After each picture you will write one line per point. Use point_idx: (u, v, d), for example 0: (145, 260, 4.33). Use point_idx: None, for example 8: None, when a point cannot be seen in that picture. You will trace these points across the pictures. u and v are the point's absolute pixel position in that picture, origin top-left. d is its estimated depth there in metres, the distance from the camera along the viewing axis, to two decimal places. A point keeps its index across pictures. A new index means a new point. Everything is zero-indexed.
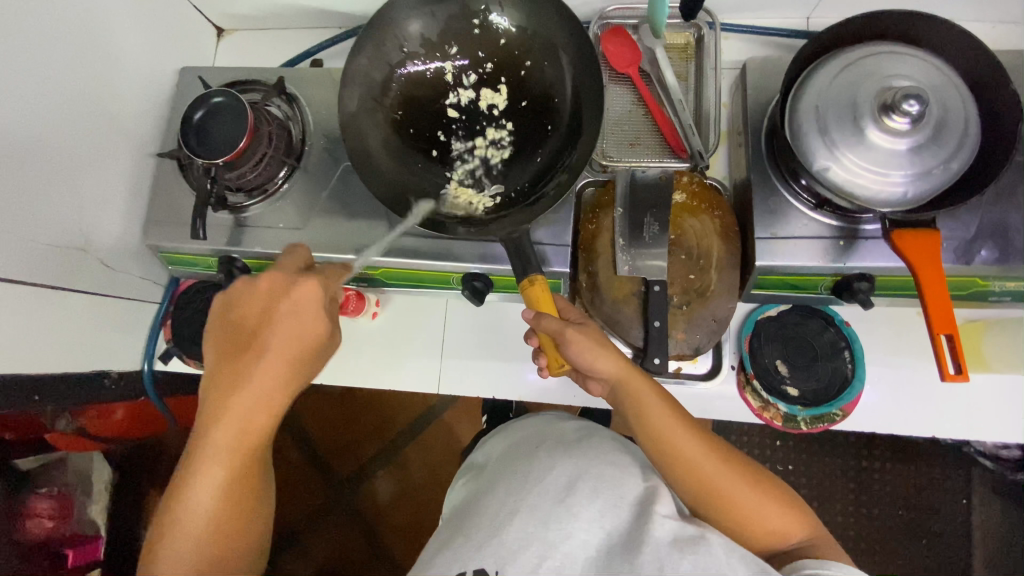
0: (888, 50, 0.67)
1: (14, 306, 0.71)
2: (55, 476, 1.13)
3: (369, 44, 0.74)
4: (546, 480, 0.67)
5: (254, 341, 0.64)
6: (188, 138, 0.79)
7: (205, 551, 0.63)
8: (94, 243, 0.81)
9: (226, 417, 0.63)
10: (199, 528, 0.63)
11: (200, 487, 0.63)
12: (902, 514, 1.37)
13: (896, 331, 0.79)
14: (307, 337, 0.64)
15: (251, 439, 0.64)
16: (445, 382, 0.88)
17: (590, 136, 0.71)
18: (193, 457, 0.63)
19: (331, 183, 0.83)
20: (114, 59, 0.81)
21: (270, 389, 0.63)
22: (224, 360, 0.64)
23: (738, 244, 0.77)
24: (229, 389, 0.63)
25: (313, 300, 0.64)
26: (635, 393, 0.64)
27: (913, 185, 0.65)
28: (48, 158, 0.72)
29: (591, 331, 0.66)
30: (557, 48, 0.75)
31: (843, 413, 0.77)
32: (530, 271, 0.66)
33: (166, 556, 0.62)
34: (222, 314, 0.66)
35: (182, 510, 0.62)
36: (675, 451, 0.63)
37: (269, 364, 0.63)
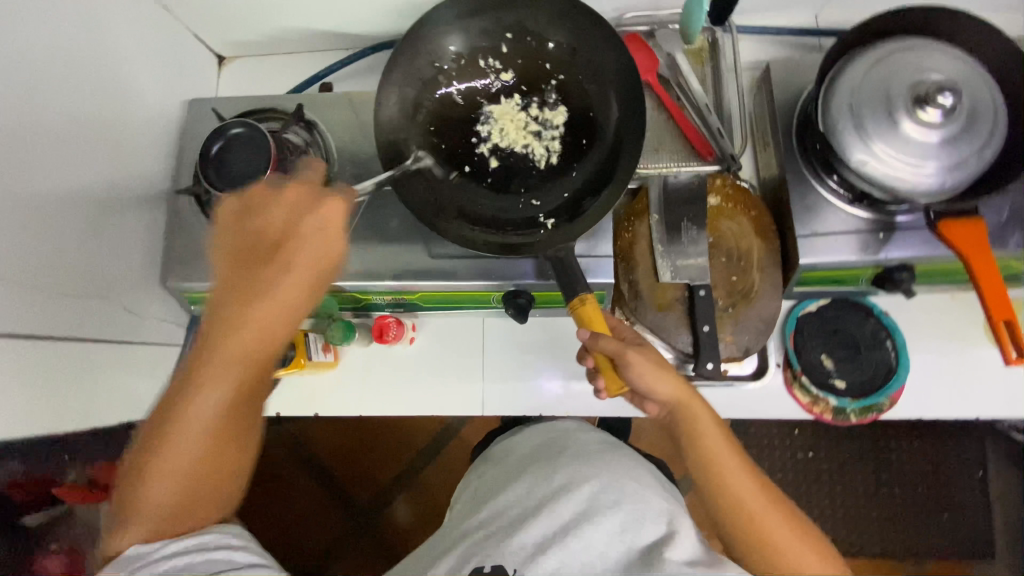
0: (918, 46, 0.69)
1: (37, 361, 0.67)
2: (62, 531, 0.96)
3: (404, 58, 0.74)
4: (571, 487, 0.69)
5: (279, 249, 0.59)
6: (207, 172, 0.76)
7: (182, 494, 0.60)
8: (113, 290, 0.77)
9: (229, 341, 0.58)
10: (178, 465, 0.59)
11: (205, 411, 0.58)
12: (922, 491, 1.40)
13: (932, 318, 0.80)
14: (322, 256, 0.60)
15: (244, 372, 0.59)
16: (489, 403, 0.87)
17: (632, 150, 0.71)
18: (196, 376, 0.58)
19: (360, 210, 0.80)
20: (122, 96, 0.78)
21: (282, 305, 0.59)
22: (229, 279, 0.59)
23: (777, 243, 0.78)
24: (244, 306, 0.58)
25: (340, 214, 0.60)
26: (691, 419, 0.64)
27: (949, 175, 0.66)
28: (62, 203, 0.69)
29: (650, 352, 0.64)
30: (595, 64, 0.75)
31: (891, 402, 0.78)
32: (579, 289, 0.64)
33: (155, 482, 0.58)
34: (241, 220, 0.61)
35: (170, 448, 0.58)
36: (724, 481, 0.63)
37: (289, 285, 0.59)
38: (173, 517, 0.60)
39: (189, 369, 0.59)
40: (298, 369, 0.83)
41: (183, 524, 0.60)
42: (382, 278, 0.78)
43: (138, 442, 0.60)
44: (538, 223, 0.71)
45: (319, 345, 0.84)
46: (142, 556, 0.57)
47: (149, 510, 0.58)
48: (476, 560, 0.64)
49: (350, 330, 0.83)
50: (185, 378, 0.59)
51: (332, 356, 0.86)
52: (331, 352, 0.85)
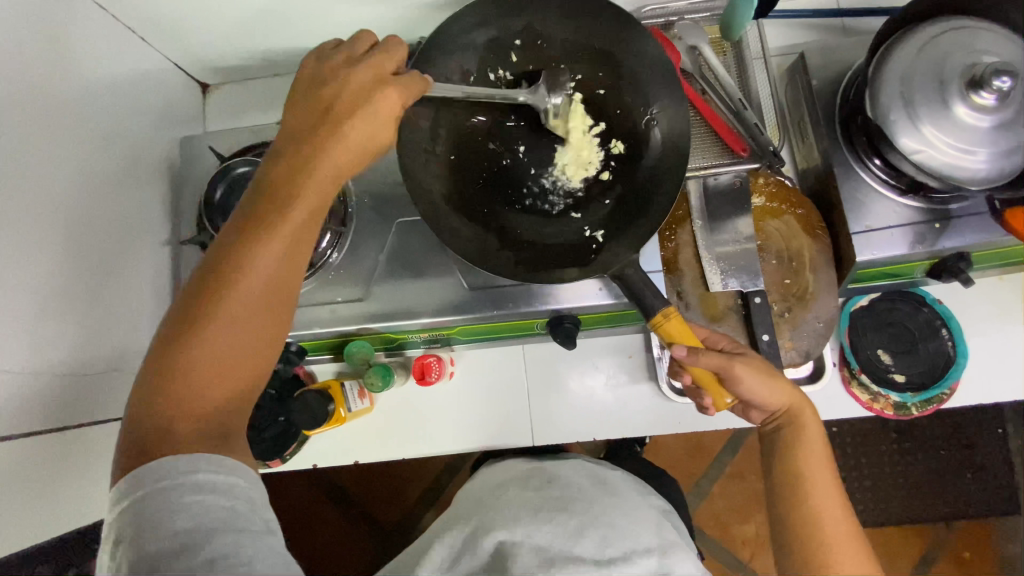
0: (963, 26, 0.65)
1: (55, 455, 0.60)
2: None
3: (422, 73, 0.68)
4: (561, 520, 0.65)
5: (330, 119, 0.52)
6: (216, 222, 0.71)
7: (222, 380, 0.46)
8: (127, 358, 0.70)
9: (267, 223, 0.48)
10: (239, 344, 0.47)
11: (254, 269, 0.47)
12: (946, 453, 1.42)
13: (987, 300, 0.78)
14: (371, 146, 0.53)
15: (288, 228, 0.49)
16: (538, 431, 0.83)
17: (676, 158, 0.66)
18: (238, 238, 0.48)
19: (387, 244, 0.75)
20: (109, 142, 0.70)
21: (336, 179, 0.52)
22: (292, 143, 0.52)
23: (826, 239, 0.75)
24: (289, 180, 0.50)
25: (395, 107, 0.53)
26: (800, 428, 0.62)
27: (1009, 159, 0.63)
28: (59, 274, 0.61)
29: (756, 361, 0.61)
30: (621, 63, 0.69)
31: (950, 392, 0.76)
32: (658, 305, 0.61)
33: (174, 383, 0.45)
34: (310, 87, 0.54)
35: (222, 319, 0.46)
36: (804, 498, 0.59)
37: (344, 153, 0.52)
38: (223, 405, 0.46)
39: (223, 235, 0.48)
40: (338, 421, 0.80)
41: (196, 417, 0.45)
42: (419, 316, 0.72)
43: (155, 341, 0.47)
44: (584, 247, 0.68)
45: (355, 391, 0.81)
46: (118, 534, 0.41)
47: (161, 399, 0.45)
48: None
49: (389, 373, 0.78)
50: (243, 235, 0.48)
51: (368, 401, 0.81)
52: (368, 398, 0.82)
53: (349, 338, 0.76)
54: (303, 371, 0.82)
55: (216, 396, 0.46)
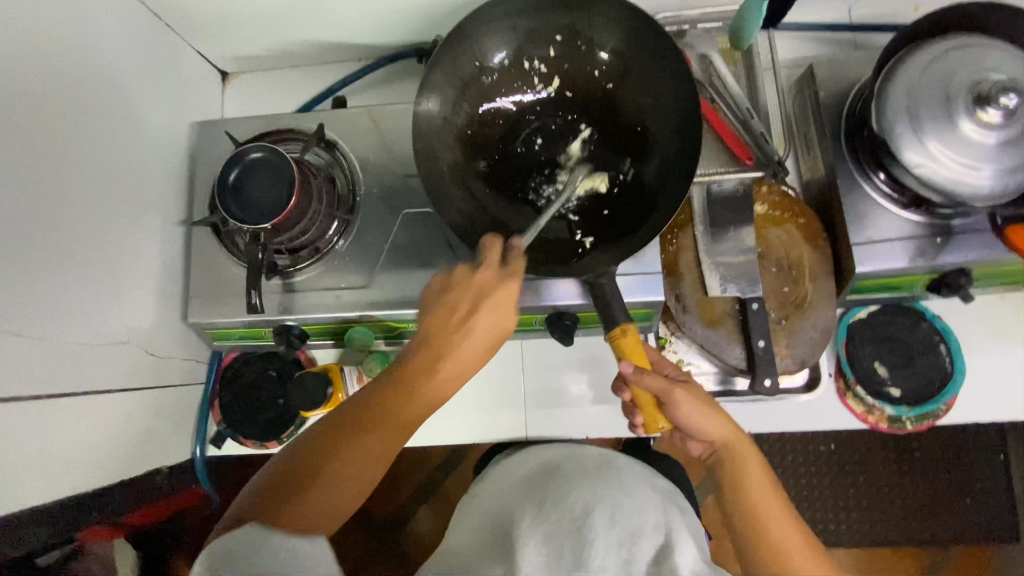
0: (972, 42, 0.66)
1: (58, 420, 0.61)
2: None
3: (445, 56, 0.68)
4: (569, 507, 0.68)
5: (465, 322, 0.57)
6: (227, 202, 0.72)
7: (321, 522, 0.54)
8: (133, 332, 0.72)
9: (407, 396, 0.57)
10: (353, 490, 0.55)
11: (371, 434, 0.56)
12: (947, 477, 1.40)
13: (986, 318, 0.78)
14: (497, 332, 0.58)
15: (411, 413, 0.57)
16: (532, 427, 0.83)
17: (680, 174, 0.65)
18: (364, 417, 0.57)
19: (392, 232, 0.76)
20: (126, 121, 0.72)
21: (465, 362, 0.57)
22: (430, 328, 0.58)
23: (828, 250, 0.75)
24: (426, 367, 0.57)
25: (516, 296, 0.58)
26: (739, 462, 0.61)
27: (1014, 177, 0.63)
28: (69, 246, 0.63)
29: (696, 390, 0.61)
30: (640, 66, 0.69)
31: (946, 408, 0.76)
32: (619, 318, 0.60)
33: (302, 502, 0.53)
34: (441, 291, 0.60)
35: (343, 467, 0.55)
36: (770, 543, 0.56)
37: (469, 349, 0.57)
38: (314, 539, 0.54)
39: (369, 395, 0.58)
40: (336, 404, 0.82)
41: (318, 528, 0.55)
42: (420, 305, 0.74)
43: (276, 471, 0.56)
44: (571, 250, 0.67)
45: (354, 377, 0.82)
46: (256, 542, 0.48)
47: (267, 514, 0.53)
48: None
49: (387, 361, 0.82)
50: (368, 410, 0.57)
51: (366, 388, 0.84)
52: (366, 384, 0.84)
53: (351, 325, 0.78)
54: (304, 355, 0.86)
55: (321, 521, 0.54)
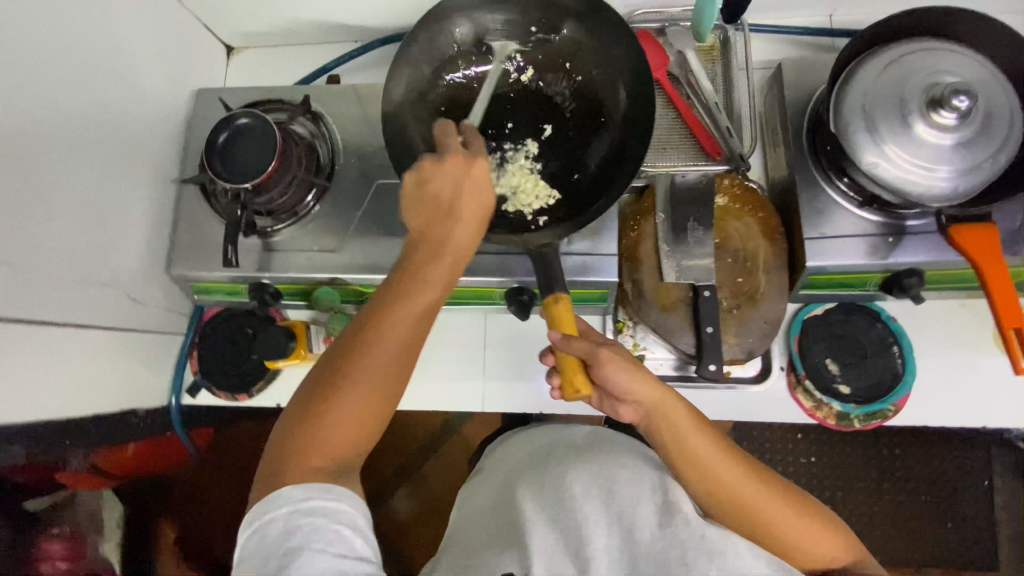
0: (932, 46, 0.67)
1: (37, 348, 0.67)
2: (65, 516, 1.00)
3: (422, 34, 0.71)
4: (566, 487, 0.68)
5: (445, 212, 0.60)
6: (213, 163, 0.76)
7: (357, 439, 0.58)
8: (117, 277, 0.77)
9: (402, 295, 0.59)
10: (364, 396, 0.57)
11: (381, 340, 0.58)
12: (926, 498, 1.37)
13: (939, 323, 0.80)
14: (480, 211, 0.60)
15: (419, 308, 0.59)
16: (488, 399, 0.86)
17: (633, 158, 0.69)
18: (364, 325, 0.59)
19: (364, 202, 0.81)
20: (129, 83, 0.78)
21: (457, 253, 0.60)
22: (426, 230, 0.61)
23: (784, 244, 0.77)
24: (409, 276, 0.60)
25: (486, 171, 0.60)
26: (672, 419, 0.64)
27: (963, 180, 0.65)
28: (65, 191, 0.69)
29: (621, 352, 0.65)
30: (607, 56, 0.72)
31: (895, 409, 0.77)
32: (556, 288, 0.65)
33: (323, 420, 0.57)
34: (412, 190, 0.61)
35: (352, 379, 0.57)
36: (736, 499, 0.63)
37: (465, 232, 0.60)
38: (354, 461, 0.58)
39: (368, 308, 0.60)
40: (299, 360, 0.83)
41: (348, 444, 0.58)
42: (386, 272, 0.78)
43: (292, 406, 0.60)
44: (517, 221, 0.70)
45: (320, 339, 0.87)
46: (295, 501, 0.53)
47: (294, 458, 0.56)
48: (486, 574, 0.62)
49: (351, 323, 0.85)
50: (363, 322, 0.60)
51: None
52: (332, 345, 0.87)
53: (320, 286, 0.82)
54: (280, 315, 0.89)
55: (345, 439, 0.57)
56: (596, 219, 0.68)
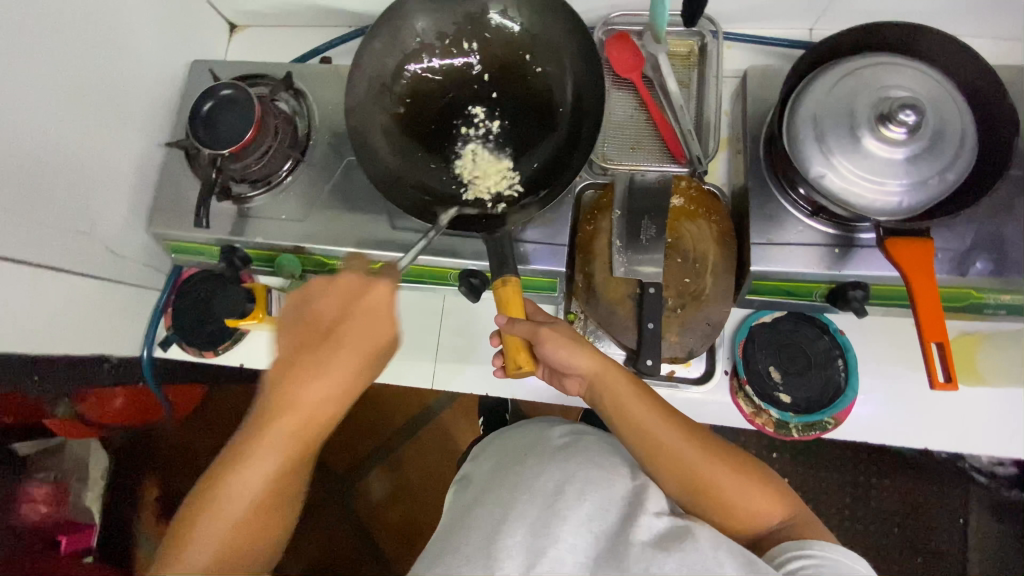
0: (885, 62, 0.68)
1: (16, 285, 0.72)
2: (52, 463, 1.07)
3: (386, 29, 0.75)
4: (536, 486, 0.65)
5: (329, 337, 0.61)
6: (196, 131, 0.80)
7: (229, 549, 0.58)
8: (99, 228, 0.82)
9: (292, 411, 0.60)
10: (251, 512, 0.59)
11: (251, 475, 0.58)
12: (899, 532, 1.24)
13: (887, 341, 0.80)
14: (373, 340, 0.61)
15: (300, 439, 0.60)
16: (438, 377, 0.89)
17: (580, 151, 0.72)
18: (250, 441, 0.59)
19: (334, 176, 0.85)
20: (128, 49, 0.83)
21: (343, 380, 0.61)
22: (303, 351, 0.61)
23: (733, 248, 0.78)
24: (296, 381, 0.60)
25: (389, 295, 0.61)
26: (612, 388, 0.65)
27: (909, 195, 0.65)
28: (56, 144, 0.74)
29: (562, 328, 0.67)
30: (562, 53, 0.75)
31: (836, 422, 0.78)
32: (505, 271, 0.66)
33: (194, 545, 0.57)
34: (297, 305, 0.63)
35: (232, 492, 0.58)
36: (669, 457, 0.63)
37: (344, 361, 0.60)
38: (217, 573, 0.58)
39: (241, 438, 0.60)
40: (256, 321, 0.88)
41: (232, 558, 0.59)
42: (347, 245, 0.82)
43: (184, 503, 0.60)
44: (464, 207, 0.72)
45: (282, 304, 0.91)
46: None
47: (168, 566, 0.57)
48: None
49: None
50: (247, 437, 0.60)
51: None
52: None
53: (284, 253, 0.86)
54: (251, 279, 0.93)
55: (221, 552, 0.58)
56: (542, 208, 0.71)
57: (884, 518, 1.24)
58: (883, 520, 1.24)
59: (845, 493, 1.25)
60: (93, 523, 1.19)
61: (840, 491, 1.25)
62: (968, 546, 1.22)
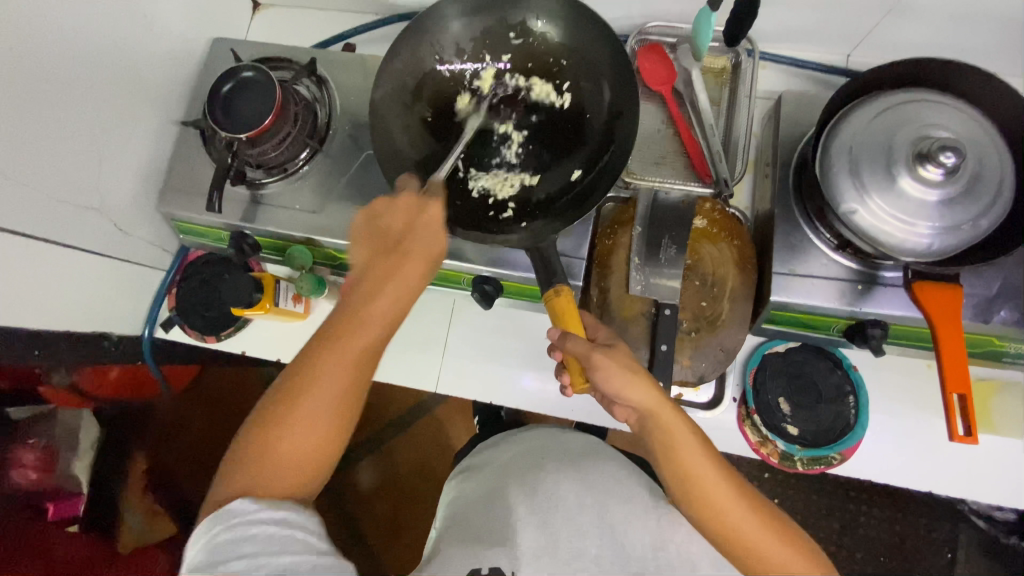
0: (928, 99, 0.66)
1: (19, 258, 0.70)
2: (43, 429, 1.05)
3: (417, 24, 0.73)
4: (559, 496, 0.72)
5: (396, 250, 0.63)
6: (214, 112, 0.78)
7: (301, 463, 0.58)
8: (107, 204, 0.80)
9: (354, 329, 0.60)
10: (312, 434, 0.59)
11: (320, 398, 0.59)
12: (885, 562, 1.23)
13: (900, 380, 0.79)
14: (430, 250, 0.63)
15: (354, 353, 0.60)
16: (443, 380, 0.88)
17: (613, 165, 0.70)
18: (308, 364, 0.60)
19: (351, 169, 0.83)
20: (149, 23, 0.81)
21: (404, 290, 0.62)
22: (370, 261, 0.63)
23: (754, 276, 0.76)
24: (359, 305, 0.61)
25: (441, 216, 0.63)
26: (668, 430, 0.62)
27: (940, 238, 0.63)
28: (68, 116, 0.72)
29: (618, 356, 0.63)
30: (596, 64, 0.73)
31: (841, 458, 0.77)
32: (555, 281, 0.66)
33: (261, 471, 0.57)
34: (369, 222, 0.66)
35: (298, 418, 0.58)
36: (714, 506, 0.61)
37: (412, 270, 0.62)
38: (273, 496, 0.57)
39: (306, 350, 0.61)
40: (263, 311, 0.85)
41: (292, 480, 0.58)
42: None
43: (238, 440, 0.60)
44: (482, 217, 0.71)
45: (290, 295, 0.89)
46: (243, 512, 0.54)
47: (238, 483, 0.57)
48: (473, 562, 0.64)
49: (320, 284, 0.87)
50: (298, 366, 0.60)
51: (302, 307, 0.91)
52: (302, 304, 0.91)
53: (295, 244, 0.85)
54: (258, 267, 0.92)
55: (285, 480, 0.58)
56: (569, 223, 0.69)
57: (872, 545, 1.24)
58: (870, 547, 1.24)
59: (834, 519, 1.25)
60: (81, 491, 1.17)
61: (830, 515, 1.26)
62: None
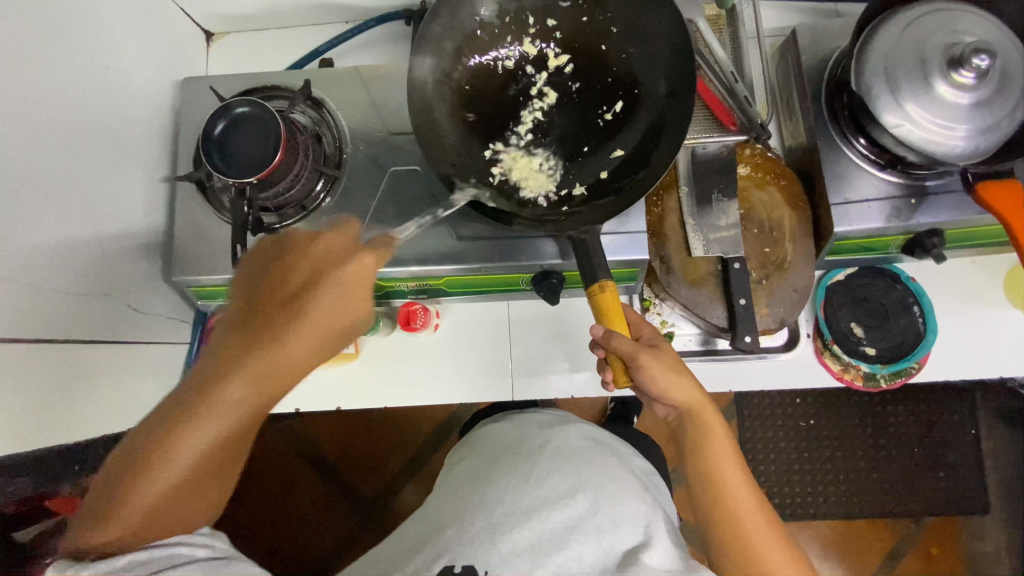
0: (947, 8, 0.68)
1: (45, 369, 0.62)
2: None
3: (444, 10, 0.68)
4: (546, 484, 0.65)
5: (294, 305, 0.53)
6: (211, 157, 0.69)
7: (164, 516, 0.51)
8: (116, 286, 0.72)
9: (229, 387, 0.51)
10: (180, 485, 0.51)
11: (193, 445, 0.50)
12: (918, 451, 1.29)
13: (951, 282, 0.82)
14: (341, 319, 0.54)
15: (246, 411, 0.52)
16: (517, 386, 0.86)
17: (670, 135, 0.66)
18: (183, 415, 0.50)
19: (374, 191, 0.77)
20: (116, 78, 0.73)
21: (293, 363, 0.53)
22: (263, 307, 0.54)
23: (808, 212, 0.78)
24: (257, 361, 0.52)
25: (367, 274, 0.54)
26: (704, 424, 0.64)
27: (982, 138, 0.65)
28: (61, 197, 0.63)
29: (663, 356, 0.63)
30: (641, 26, 0.69)
31: (918, 366, 0.79)
32: (600, 275, 0.62)
33: (127, 515, 0.49)
34: (275, 256, 0.56)
35: (160, 475, 0.49)
36: (734, 506, 0.61)
37: (302, 338, 0.53)
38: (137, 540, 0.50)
39: (188, 390, 0.51)
40: None
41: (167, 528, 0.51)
42: (407, 263, 0.73)
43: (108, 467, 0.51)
44: (537, 213, 0.67)
45: None
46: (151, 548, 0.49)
47: (111, 527, 0.49)
48: (445, 558, 0.58)
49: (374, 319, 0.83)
50: (172, 417, 0.50)
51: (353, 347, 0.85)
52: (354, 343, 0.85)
53: None
54: None
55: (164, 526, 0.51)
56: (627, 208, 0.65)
57: (906, 443, 1.29)
58: (903, 442, 1.29)
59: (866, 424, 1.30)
60: None
61: (862, 423, 1.30)
62: (982, 456, 1.29)
